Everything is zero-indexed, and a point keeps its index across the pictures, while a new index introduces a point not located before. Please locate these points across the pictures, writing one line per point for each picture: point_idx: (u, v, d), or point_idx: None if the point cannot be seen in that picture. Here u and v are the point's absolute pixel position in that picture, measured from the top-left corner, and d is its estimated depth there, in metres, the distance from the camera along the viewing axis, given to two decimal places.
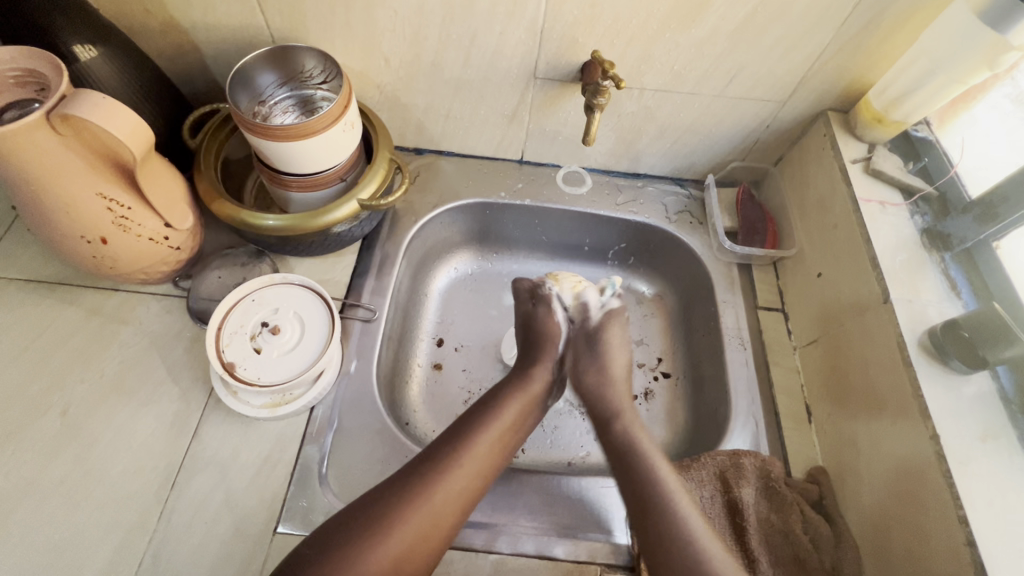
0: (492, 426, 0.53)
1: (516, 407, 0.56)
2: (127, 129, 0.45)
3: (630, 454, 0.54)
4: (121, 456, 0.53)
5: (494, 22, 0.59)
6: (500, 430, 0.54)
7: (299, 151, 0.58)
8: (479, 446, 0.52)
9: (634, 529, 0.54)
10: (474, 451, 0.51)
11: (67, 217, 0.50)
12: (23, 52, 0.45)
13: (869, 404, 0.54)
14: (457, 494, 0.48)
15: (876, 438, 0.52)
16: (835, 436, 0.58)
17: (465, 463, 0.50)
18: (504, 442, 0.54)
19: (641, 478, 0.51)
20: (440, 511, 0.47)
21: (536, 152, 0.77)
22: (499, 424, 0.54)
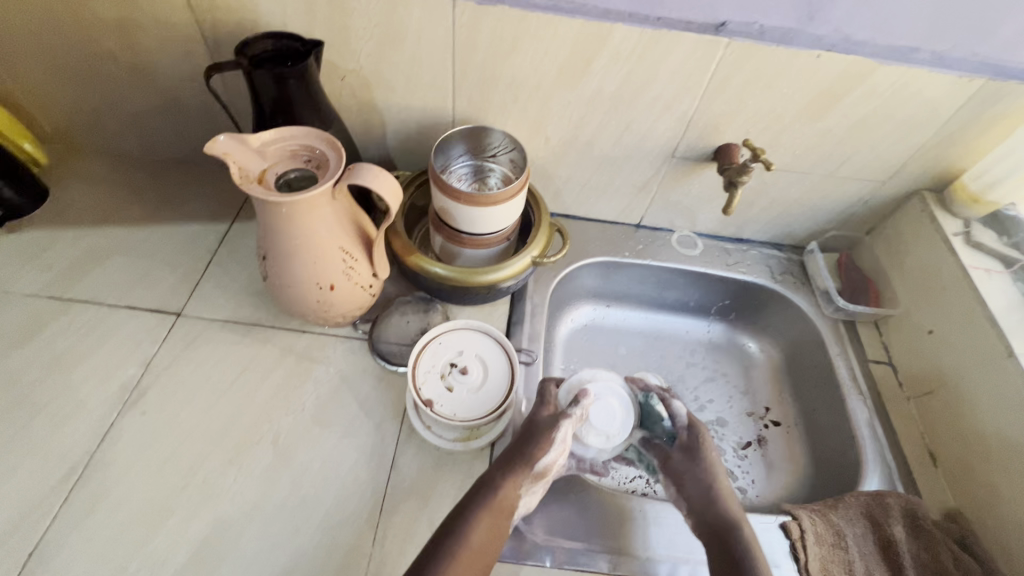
0: (461, 554, 0.51)
1: (482, 530, 0.53)
2: (390, 195, 0.54)
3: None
4: (331, 484, 0.58)
5: (650, 113, 0.70)
6: (475, 559, 0.51)
7: (486, 216, 0.67)
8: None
9: (802, 562, 0.58)
10: None
11: (311, 267, 0.58)
12: (306, 131, 0.55)
13: (1006, 449, 0.60)
14: None
15: (1016, 479, 0.59)
16: (967, 479, 0.64)
17: None
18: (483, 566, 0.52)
19: (722, 529, 0.58)
20: None
21: (654, 218, 0.87)
22: (469, 550, 0.51)
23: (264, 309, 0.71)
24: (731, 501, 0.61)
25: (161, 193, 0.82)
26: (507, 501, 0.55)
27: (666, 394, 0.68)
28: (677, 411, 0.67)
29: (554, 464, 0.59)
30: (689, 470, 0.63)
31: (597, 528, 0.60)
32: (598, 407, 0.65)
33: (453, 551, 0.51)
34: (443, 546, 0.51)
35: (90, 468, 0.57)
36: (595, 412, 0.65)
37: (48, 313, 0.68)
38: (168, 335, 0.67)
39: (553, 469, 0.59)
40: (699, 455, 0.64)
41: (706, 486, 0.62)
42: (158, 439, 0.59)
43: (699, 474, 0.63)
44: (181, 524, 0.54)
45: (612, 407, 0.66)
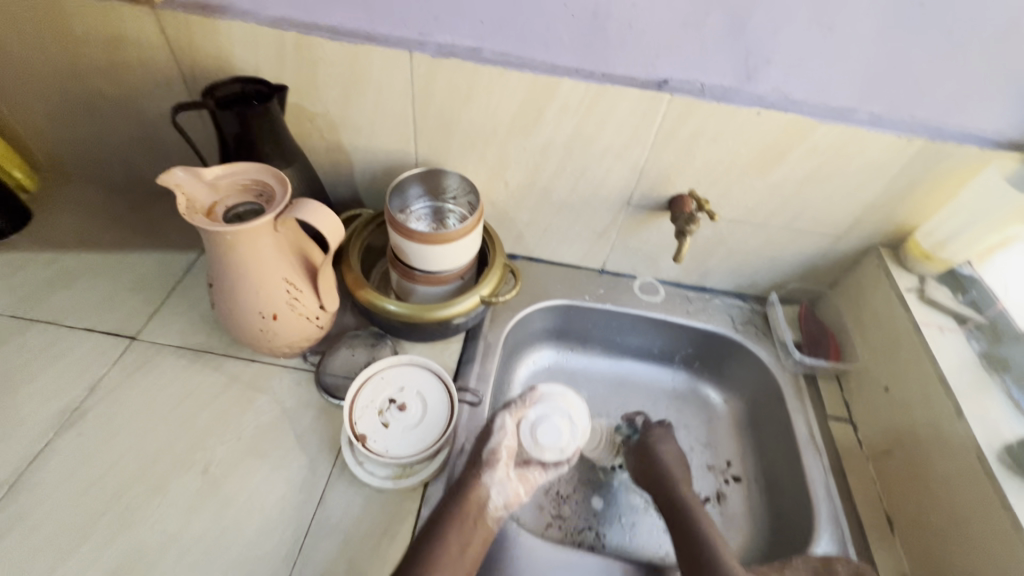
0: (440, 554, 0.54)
1: (454, 535, 0.55)
2: (330, 230, 0.56)
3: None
4: (255, 517, 0.57)
5: (603, 162, 0.72)
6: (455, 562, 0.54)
7: (437, 255, 0.69)
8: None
9: None
10: None
11: (255, 296, 0.59)
12: (257, 167, 0.58)
13: (958, 516, 0.58)
14: None
15: (969, 549, 0.56)
16: (923, 548, 0.61)
17: None
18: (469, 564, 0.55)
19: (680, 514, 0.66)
20: None
21: (616, 264, 0.88)
22: (448, 547, 0.54)
23: (218, 337, 0.72)
24: (678, 476, 0.71)
25: (140, 223, 0.85)
26: (474, 502, 0.58)
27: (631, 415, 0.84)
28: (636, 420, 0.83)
29: (500, 449, 0.62)
30: (654, 458, 0.74)
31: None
32: (550, 420, 0.64)
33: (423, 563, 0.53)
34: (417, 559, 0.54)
35: (16, 488, 0.57)
36: (544, 426, 0.64)
37: (8, 331, 0.70)
38: (119, 358, 0.69)
39: (503, 453, 0.62)
40: (649, 439, 0.76)
41: (654, 466, 0.73)
42: (89, 462, 0.59)
43: (653, 460, 0.73)
44: (94, 551, 0.54)
45: (553, 422, 0.64)
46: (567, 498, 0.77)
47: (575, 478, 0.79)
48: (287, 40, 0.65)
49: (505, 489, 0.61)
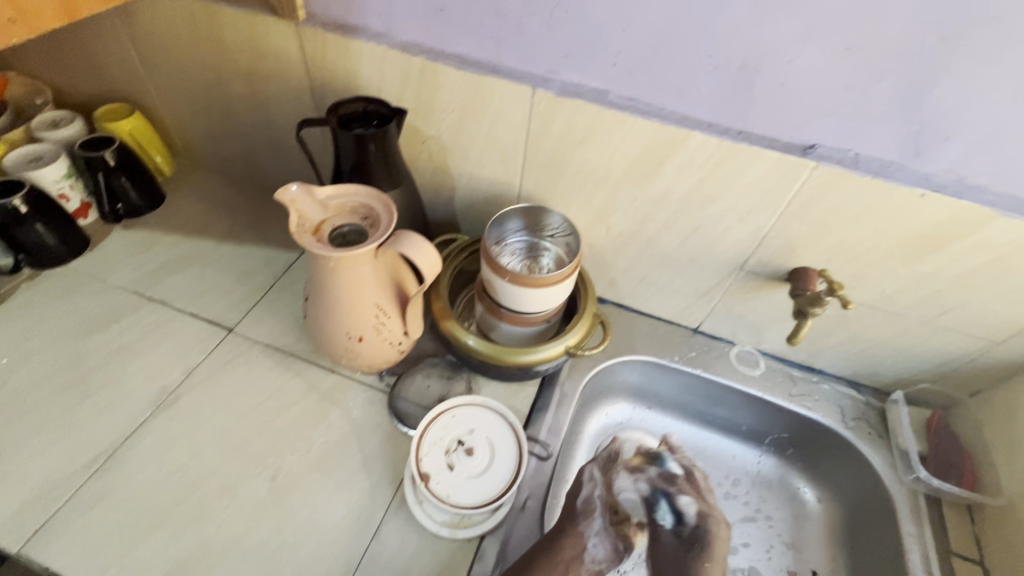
0: None
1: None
2: (429, 265, 0.55)
3: None
4: (312, 537, 0.57)
5: (720, 222, 0.66)
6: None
7: (529, 296, 0.66)
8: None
9: None
10: None
11: (345, 317, 0.60)
12: (365, 191, 0.58)
13: None
14: None
15: None
16: None
17: None
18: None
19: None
20: None
21: (713, 326, 0.81)
22: None
23: (303, 342, 0.74)
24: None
25: (251, 216, 0.90)
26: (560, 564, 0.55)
27: (678, 489, 0.61)
28: (683, 508, 0.60)
29: (594, 499, 0.60)
30: (676, 569, 0.56)
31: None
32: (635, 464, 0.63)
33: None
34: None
35: (110, 461, 0.61)
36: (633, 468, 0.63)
37: (127, 306, 0.75)
38: (214, 348, 0.72)
39: (598, 504, 0.60)
40: (700, 547, 0.57)
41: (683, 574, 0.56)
42: (175, 448, 0.62)
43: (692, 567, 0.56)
44: (165, 540, 0.56)
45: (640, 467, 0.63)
46: None
47: None
48: (413, 64, 0.65)
49: (602, 542, 0.57)
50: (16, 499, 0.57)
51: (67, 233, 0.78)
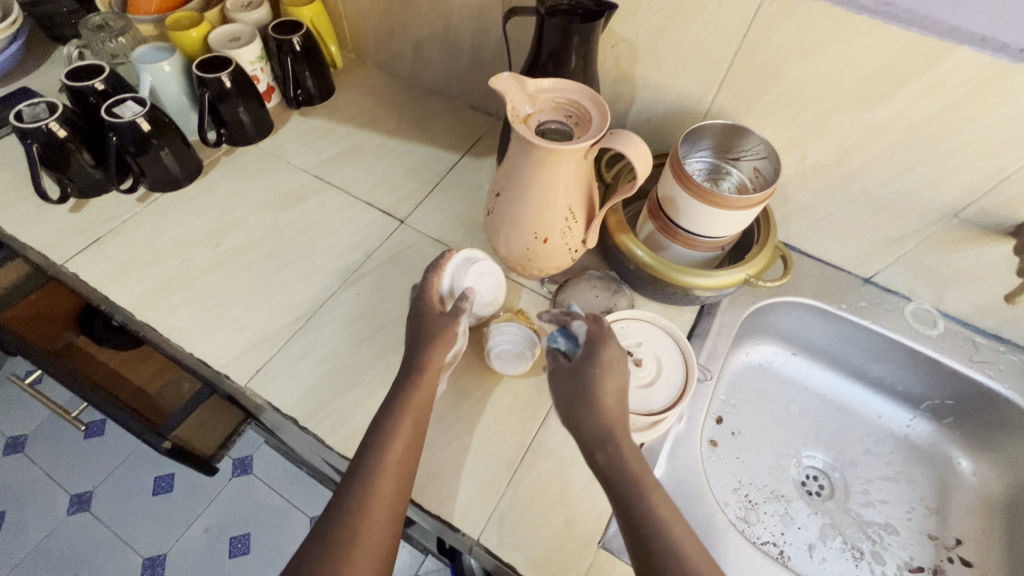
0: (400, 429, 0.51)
1: (403, 438, 0.51)
2: (640, 170, 0.53)
3: (624, 487, 0.47)
4: (486, 415, 0.62)
5: (951, 158, 0.59)
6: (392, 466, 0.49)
7: (713, 218, 0.64)
8: (368, 534, 0.46)
9: None
10: (392, 449, 0.50)
11: (536, 216, 0.60)
12: (575, 86, 0.56)
13: None
14: (383, 500, 0.48)
15: None
16: None
17: (386, 467, 0.49)
18: (401, 456, 0.50)
19: (621, 492, 0.47)
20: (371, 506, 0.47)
21: (892, 278, 0.75)
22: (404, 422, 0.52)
23: (470, 240, 0.76)
24: (610, 404, 0.50)
25: (414, 115, 0.92)
26: (418, 400, 0.54)
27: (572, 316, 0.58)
28: (577, 331, 0.56)
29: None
30: (565, 383, 0.52)
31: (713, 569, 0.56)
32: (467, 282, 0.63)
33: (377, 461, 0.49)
34: (354, 486, 0.48)
35: (309, 322, 0.68)
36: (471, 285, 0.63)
37: (311, 188, 0.81)
38: (390, 236, 0.76)
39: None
40: (592, 356, 0.52)
41: (579, 386, 0.51)
42: (361, 320, 0.68)
43: (584, 374, 0.51)
44: (360, 396, 0.62)
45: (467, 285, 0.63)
46: (756, 506, 0.72)
47: (767, 488, 0.74)
48: None
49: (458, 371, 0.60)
50: (237, 342, 0.65)
51: (258, 114, 0.83)
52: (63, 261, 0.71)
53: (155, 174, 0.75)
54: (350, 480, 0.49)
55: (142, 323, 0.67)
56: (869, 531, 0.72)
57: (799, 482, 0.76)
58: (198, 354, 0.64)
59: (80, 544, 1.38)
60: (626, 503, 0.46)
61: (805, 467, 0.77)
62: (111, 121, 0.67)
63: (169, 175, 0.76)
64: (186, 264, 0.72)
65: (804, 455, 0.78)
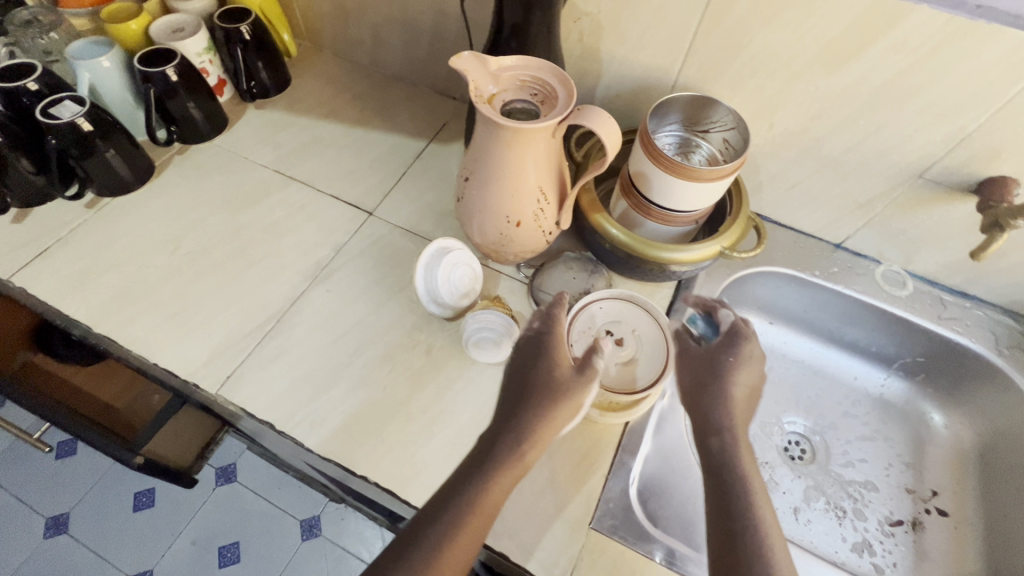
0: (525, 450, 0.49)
1: (508, 476, 0.47)
2: (609, 146, 0.52)
3: (724, 471, 0.49)
4: (469, 406, 0.61)
5: (915, 119, 0.59)
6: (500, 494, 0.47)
7: (685, 191, 0.63)
8: (463, 539, 0.44)
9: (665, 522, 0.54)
10: (508, 467, 0.48)
11: (507, 200, 0.59)
12: (539, 63, 0.55)
13: None
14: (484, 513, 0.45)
15: None
16: None
17: (499, 481, 0.47)
18: (514, 474, 0.48)
19: (727, 474, 0.48)
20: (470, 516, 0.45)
21: (863, 242, 0.76)
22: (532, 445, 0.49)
23: (442, 228, 0.75)
24: (738, 395, 0.55)
25: (376, 103, 0.89)
26: (558, 421, 0.51)
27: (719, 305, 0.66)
28: (723, 316, 0.64)
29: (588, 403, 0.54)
30: (706, 362, 0.59)
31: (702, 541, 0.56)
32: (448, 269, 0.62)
33: (483, 488, 0.46)
34: (459, 499, 0.45)
35: (279, 324, 0.65)
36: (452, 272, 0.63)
37: (272, 184, 0.78)
38: (359, 229, 0.74)
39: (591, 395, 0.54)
40: (732, 351, 0.58)
41: (712, 374, 0.57)
42: (334, 317, 0.66)
43: (719, 359, 0.58)
44: (338, 395, 0.60)
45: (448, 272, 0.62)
46: None
47: None
48: None
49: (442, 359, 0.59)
50: (204, 349, 0.62)
51: (210, 109, 0.79)
52: (9, 275, 0.67)
53: (102, 177, 0.71)
54: (446, 504, 0.45)
55: (100, 335, 0.63)
56: (851, 490, 0.74)
57: (782, 449, 0.77)
58: (165, 364, 0.61)
59: (61, 568, 1.33)
60: (725, 475, 0.48)
61: (787, 433, 0.79)
62: (48, 122, 0.62)
63: (117, 178, 0.72)
64: (144, 270, 0.68)
65: (786, 421, 0.79)
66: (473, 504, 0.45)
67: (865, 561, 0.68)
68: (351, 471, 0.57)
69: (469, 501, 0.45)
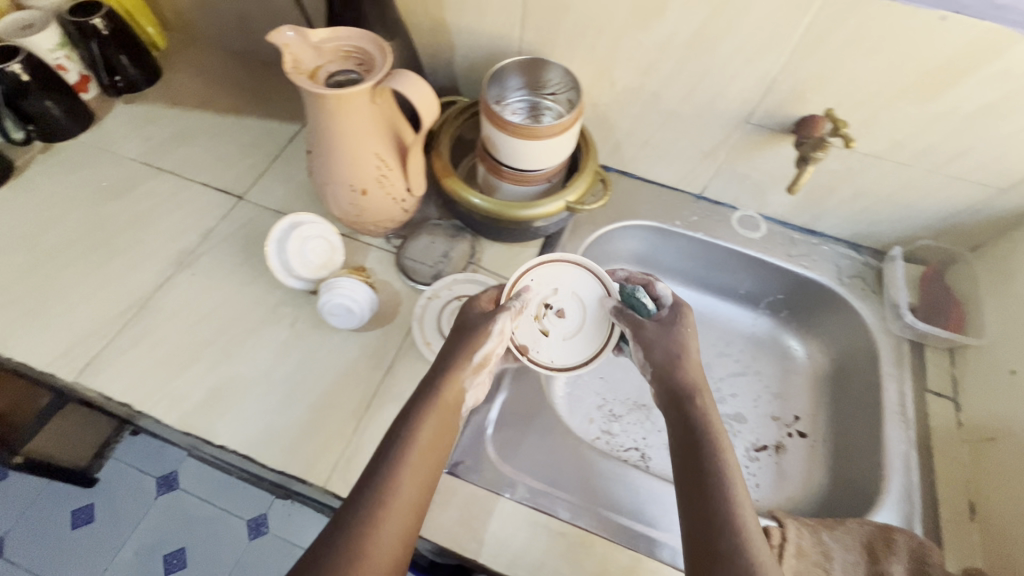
0: (430, 420, 0.47)
1: (423, 444, 0.46)
2: (425, 106, 0.55)
3: (698, 437, 0.46)
4: (331, 372, 0.63)
5: (728, 67, 0.64)
6: (416, 482, 0.44)
7: (528, 151, 0.66)
8: (382, 534, 0.40)
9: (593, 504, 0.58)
10: (416, 441, 0.46)
11: (348, 170, 0.61)
12: (359, 33, 0.56)
13: None
14: (408, 499, 0.43)
15: None
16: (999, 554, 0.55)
17: (410, 461, 0.44)
18: (426, 447, 0.46)
19: (703, 444, 0.45)
20: (389, 510, 0.41)
21: (718, 189, 0.80)
22: (437, 416, 0.48)
23: (312, 207, 0.76)
24: (696, 363, 0.52)
25: (250, 90, 0.89)
26: (454, 389, 0.50)
27: (652, 278, 0.60)
28: (660, 293, 0.58)
29: (493, 355, 0.53)
30: (661, 339, 0.54)
31: (645, 511, 0.59)
32: (310, 242, 0.65)
33: (396, 465, 0.44)
34: (367, 499, 0.41)
35: (142, 310, 0.66)
36: (313, 245, 0.65)
37: (141, 176, 0.78)
38: (229, 213, 0.75)
39: (495, 358, 0.55)
40: (678, 320, 0.55)
41: (676, 353, 0.53)
42: (199, 299, 0.67)
43: (675, 332, 0.54)
44: (201, 373, 0.62)
45: (311, 245, 0.65)
46: (618, 417, 0.78)
47: (631, 400, 0.80)
48: None
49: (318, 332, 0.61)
50: (63, 340, 0.63)
51: (70, 105, 0.78)
52: None
53: None
54: (355, 500, 0.42)
55: None
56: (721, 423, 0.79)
57: None
58: (23, 359, 0.61)
59: None
60: (693, 455, 0.45)
61: None
62: None
63: None
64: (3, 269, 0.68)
65: None
66: (385, 492, 0.42)
67: None
68: (213, 443, 0.59)
69: (381, 489, 0.42)
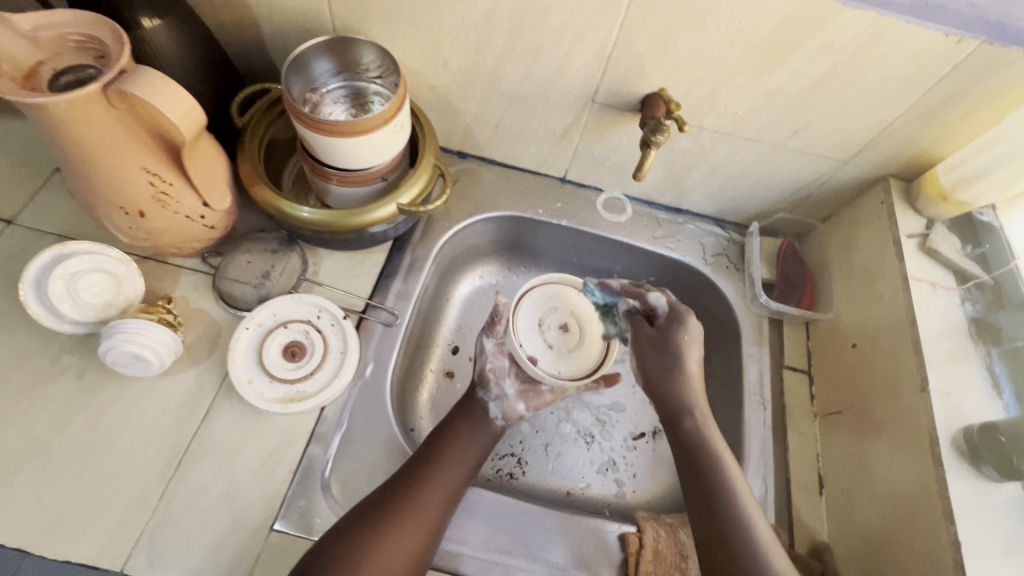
0: (454, 448, 0.57)
1: (446, 474, 0.54)
2: (183, 108, 0.44)
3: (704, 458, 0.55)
4: (130, 431, 0.53)
5: (561, 41, 0.57)
6: (438, 499, 0.52)
7: (347, 148, 0.57)
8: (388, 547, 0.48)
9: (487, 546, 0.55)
10: (441, 471, 0.54)
11: (111, 190, 0.50)
12: (87, 17, 0.44)
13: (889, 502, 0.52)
14: (422, 522, 0.51)
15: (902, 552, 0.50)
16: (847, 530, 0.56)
17: (427, 486, 0.53)
18: (453, 476, 0.55)
19: (704, 464, 0.54)
20: (400, 532, 0.49)
21: (580, 173, 0.75)
22: (457, 447, 0.57)
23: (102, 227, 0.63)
24: (693, 373, 0.61)
25: None
26: (474, 422, 0.60)
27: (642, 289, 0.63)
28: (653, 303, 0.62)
29: (488, 372, 0.63)
30: (653, 350, 0.63)
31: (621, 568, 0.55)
32: (85, 276, 0.54)
33: (410, 492, 0.52)
34: (384, 514, 0.50)
35: None
36: (91, 281, 0.54)
37: None
38: None
39: (494, 374, 0.64)
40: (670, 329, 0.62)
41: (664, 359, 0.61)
42: None
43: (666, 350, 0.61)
44: None
45: (88, 281, 0.54)
46: None
47: None
48: None
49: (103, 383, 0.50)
50: None
51: None
52: None
53: None
54: (364, 512, 0.50)
55: None
56: (600, 415, 0.76)
57: None
58: None
59: None
60: (709, 487, 0.53)
61: None
62: None
63: None
64: None
65: None
66: (391, 513, 0.50)
67: (609, 479, 0.72)
68: None
69: (393, 510, 0.50)
